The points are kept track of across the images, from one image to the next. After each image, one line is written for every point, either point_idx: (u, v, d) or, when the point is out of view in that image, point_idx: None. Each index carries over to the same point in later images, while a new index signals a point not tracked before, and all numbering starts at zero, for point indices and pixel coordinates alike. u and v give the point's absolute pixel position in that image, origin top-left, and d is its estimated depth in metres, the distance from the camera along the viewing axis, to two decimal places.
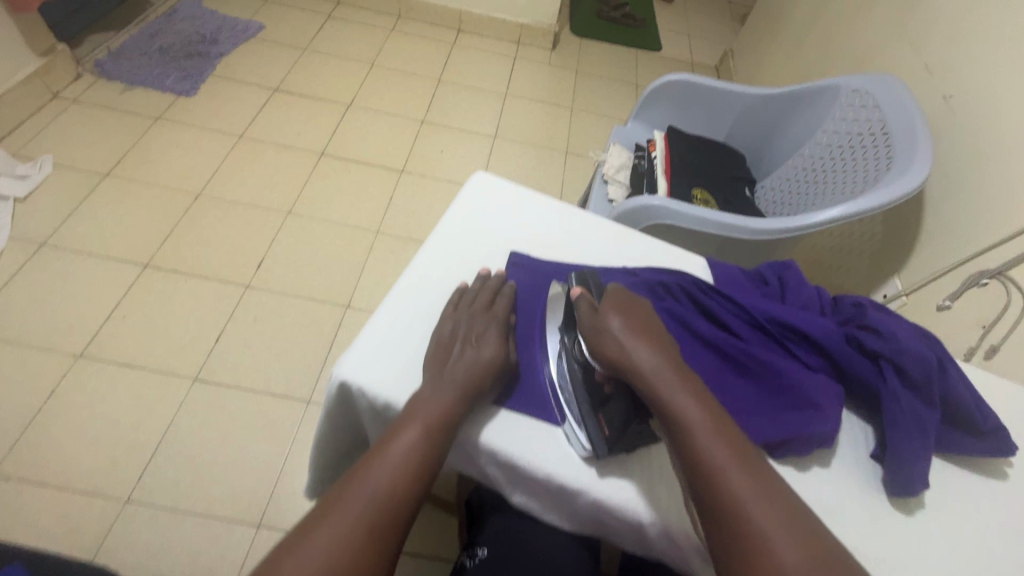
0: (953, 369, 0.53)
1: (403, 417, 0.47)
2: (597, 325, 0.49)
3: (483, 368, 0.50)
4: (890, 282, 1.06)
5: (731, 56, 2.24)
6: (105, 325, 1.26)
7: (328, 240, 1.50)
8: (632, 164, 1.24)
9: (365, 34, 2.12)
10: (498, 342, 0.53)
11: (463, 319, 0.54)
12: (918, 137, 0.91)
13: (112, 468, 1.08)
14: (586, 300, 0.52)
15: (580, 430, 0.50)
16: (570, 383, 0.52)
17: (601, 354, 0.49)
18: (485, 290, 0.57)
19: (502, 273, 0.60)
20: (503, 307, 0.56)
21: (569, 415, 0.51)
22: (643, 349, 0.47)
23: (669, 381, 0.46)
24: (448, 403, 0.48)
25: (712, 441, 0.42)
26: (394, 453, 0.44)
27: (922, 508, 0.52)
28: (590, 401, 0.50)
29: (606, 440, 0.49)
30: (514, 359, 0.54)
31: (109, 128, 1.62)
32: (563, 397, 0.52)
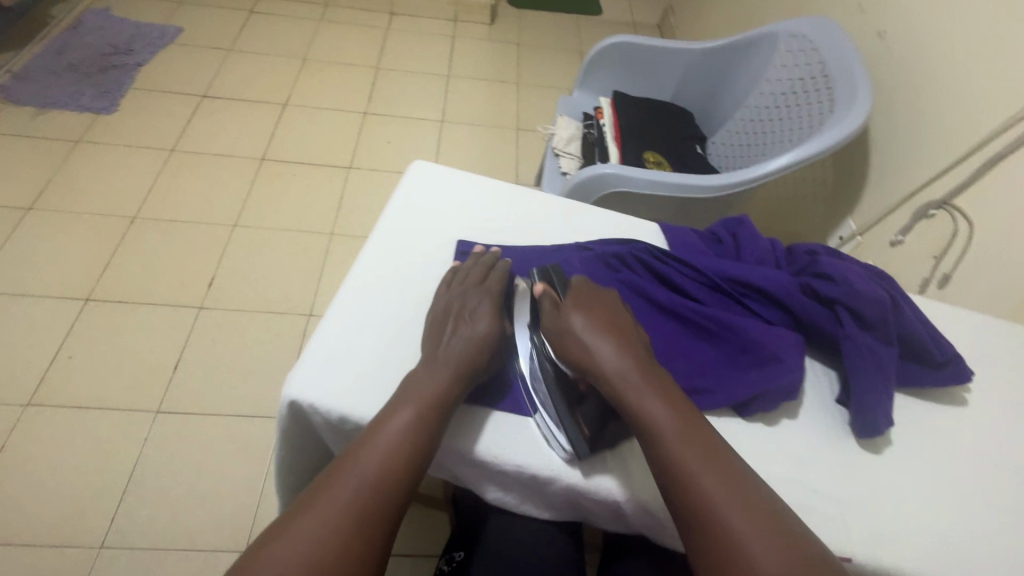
0: (906, 305, 0.54)
1: (394, 401, 0.46)
2: (561, 327, 0.48)
3: (477, 344, 0.49)
4: (844, 223, 1.07)
5: (671, 12, 2.22)
6: (51, 369, 1.18)
7: (281, 249, 1.44)
8: (582, 135, 1.21)
9: (293, 27, 2.02)
10: (494, 317, 0.51)
11: (456, 296, 0.53)
12: (857, 77, 0.91)
13: (81, 515, 1.03)
14: (549, 297, 0.51)
15: (558, 432, 0.48)
16: (543, 383, 0.49)
17: (567, 355, 0.48)
18: (477, 266, 0.56)
19: (496, 249, 0.59)
20: (498, 279, 0.55)
21: (542, 410, 0.49)
22: (607, 348, 0.46)
23: (635, 383, 0.45)
24: (442, 383, 0.47)
25: (684, 448, 0.42)
26: (383, 437, 0.43)
27: (890, 446, 0.52)
28: (563, 401, 0.48)
29: (586, 440, 0.47)
30: (511, 332, 0.53)
31: (26, 158, 1.51)
32: (539, 399, 0.49)
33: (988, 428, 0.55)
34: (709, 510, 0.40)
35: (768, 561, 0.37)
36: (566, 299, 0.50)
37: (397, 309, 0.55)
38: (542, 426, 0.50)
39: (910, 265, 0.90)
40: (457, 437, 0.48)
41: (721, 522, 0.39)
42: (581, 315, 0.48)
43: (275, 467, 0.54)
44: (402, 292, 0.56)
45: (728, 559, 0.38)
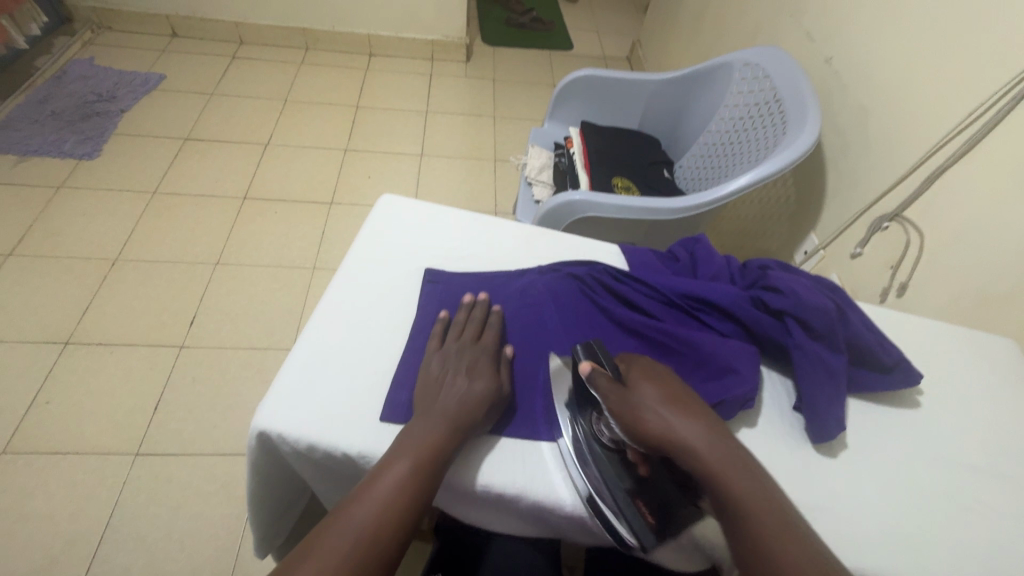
0: (852, 312, 0.56)
1: (394, 450, 0.46)
2: (628, 401, 0.45)
3: (475, 400, 0.49)
4: (807, 238, 1.11)
5: (639, 46, 2.32)
6: (27, 415, 1.17)
7: (262, 285, 1.45)
8: (553, 163, 1.26)
9: (274, 71, 2.08)
10: (491, 374, 0.52)
11: (452, 354, 0.54)
12: (806, 100, 0.96)
13: (56, 564, 1.00)
14: (602, 372, 0.48)
15: (619, 523, 0.44)
16: (596, 466, 0.47)
17: (639, 433, 0.44)
18: (472, 320, 0.57)
19: (488, 301, 0.59)
20: (493, 338, 0.55)
21: (602, 507, 0.46)
22: (674, 415, 0.44)
23: (721, 458, 0.42)
24: (442, 438, 0.46)
25: (733, 471, 0.42)
26: (384, 483, 0.43)
27: (846, 449, 0.54)
28: (626, 488, 0.45)
29: (651, 528, 0.44)
30: (508, 390, 0.53)
31: (6, 205, 1.52)
32: (592, 487, 0.46)
33: (941, 430, 0.57)
34: None
35: None
36: (626, 376, 0.48)
37: (365, 341, 0.56)
38: (511, 445, 0.51)
39: (870, 276, 0.93)
40: None
41: None
42: (654, 393, 0.46)
43: (248, 499, 0.55)
44: (371, 320, 0.58)
45: None
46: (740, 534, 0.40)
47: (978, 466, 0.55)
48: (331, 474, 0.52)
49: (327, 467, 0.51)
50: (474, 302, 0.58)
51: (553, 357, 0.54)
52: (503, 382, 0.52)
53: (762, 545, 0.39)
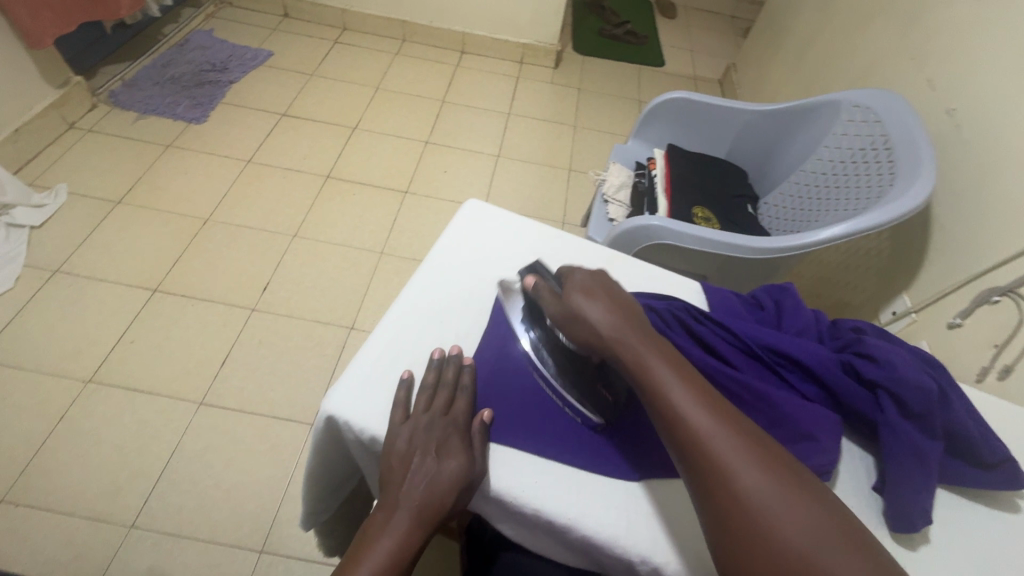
0: (954, 397, 0.51)
1: (352, 557, 0.45)
2: (565, 309, 0.51)
3: (445, 486, 0.47)
4: (898, 298, 1.03)
5: (734, 69, 2.25)
6: (113, 350, 1.28)
7: (332, 262, 1.51)
8: (632, 183, 1.24)
9: (371, 58, 2.16)
10: (463, 451, 0.48)
11: (421, 427, 0.49)
12: (921, 153, 0.89)
13: (118, 492, 1.09)
14: (545, 286, 0.54)
15: (582, 406, 0.53)
16: (555, 363, 0.54)
17: (576, 335, 0.50)
18: (443, 386, 0.52)
19: (463, 358, 0.55)
20: (465, 406, 0.52)
21: (567, 397, 0.53)
22: (598, 310, 0.49)
23: (639, 346, 0.47)
24: (409, 537, 0.45)
25: (653, 359, 0.46)
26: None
27: (928, 544, 0.49)
28: (578, 377, 0.53)
29: (609, 405, 0.53)
30: (483, 467, 0.49)
31: (123, 157, 1.67)
32: (554, 380, 0.54)
33: None
34: (729, 480, 0.40)
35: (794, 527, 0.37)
36: (564, 287, 0.53)
37: (432, 345, 0.57)
38: (564, 471, 0.51)
39: (968, 351, 0.85)
40: (487, 482, 0.49)
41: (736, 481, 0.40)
42: (581, 296, 0.51)
43: (306, 476, 0.57)
44: (443, 324, 0.59)
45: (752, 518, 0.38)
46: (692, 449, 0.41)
47: None
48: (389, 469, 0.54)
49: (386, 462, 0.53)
50: (451, 355, 0.55)
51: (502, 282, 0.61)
52: (476, 459, 0.49)
53: (716, 462, 0.40)
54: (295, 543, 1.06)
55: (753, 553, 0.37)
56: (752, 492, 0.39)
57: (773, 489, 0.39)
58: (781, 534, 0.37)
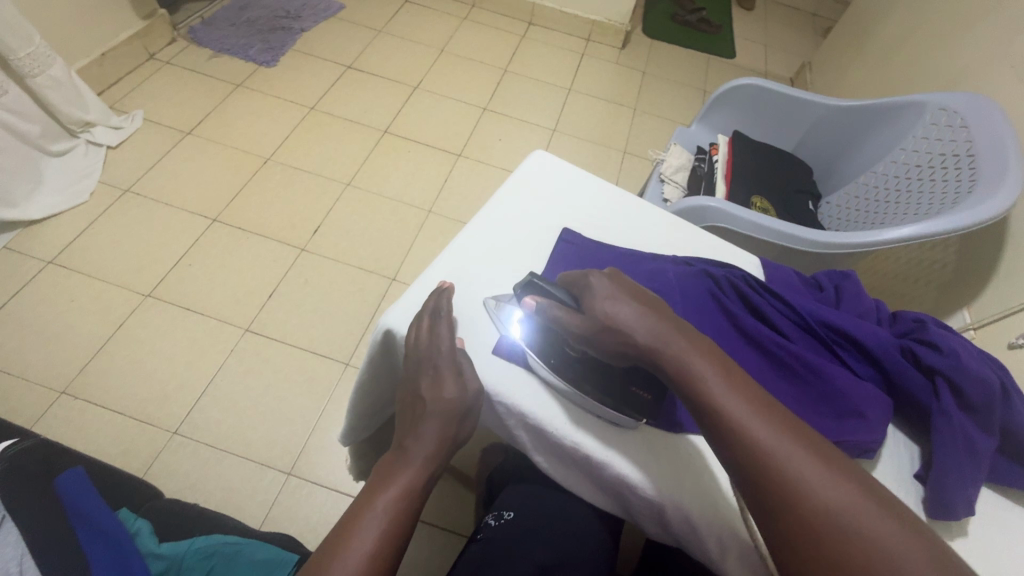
0: (1018, 398, 0.50)
1: (363, 500, 0.45)
2: (589, 319, 0.46)
3: (443, 417, 0.49)
4: (958, 314, 0.99)
5: (809, 68, 2.16)
6: (172, 270, 1.35)
7: (381, 214, 1.55)
8: (691, 167, 1.22)
9: (439, 21, 2.17)
10: (454, 376, 0.49)
11: (413, 359, 0.51)
12: (1008, 162, 0.84)
13: (166, 400, 1.17)
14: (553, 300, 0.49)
15: (620, 414, 0.50)
16: (581, 378, 0.50)
17: (611, 347, 0.46)
18: (425, 317, 0.52)
19: (448, 291, 0.54)
20: (447, 331, 0.51)
21: (604, 408, 0.50)
22: (627, 317, 0.45)
23: (678, 353, 0.43)
24: (422, 467, 0.48)
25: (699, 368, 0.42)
26: (360, 537, 0.42)
27: (967, 538, 0.48)
28: (602, 386, 0.50)
29: (648, 407, 0.50)
30: (477, 390, 0.50)
31: (196, 91, 1.74)
32: (585, 394, 0.50)
33: None
34: (801, 496, 0.36)
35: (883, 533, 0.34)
36: (577, 296, 0.48)
37: (487, 281, 0.58)
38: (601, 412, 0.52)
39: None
40: (526, 409, 0.51)
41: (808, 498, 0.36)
42: (605, 303, 0.46)
43: (356, 389, 0.60)
44: (502, 263, 0.60)
45: (836, 538, 0.34)
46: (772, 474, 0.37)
47: None
48: None
49: None
50: (441, 288, 0.54)
51: (488, 300, 0.56)
52: (469, 383, 0.50)
53: (785, 476, 0.37)
54: (321, 470, 1.11)
55: None
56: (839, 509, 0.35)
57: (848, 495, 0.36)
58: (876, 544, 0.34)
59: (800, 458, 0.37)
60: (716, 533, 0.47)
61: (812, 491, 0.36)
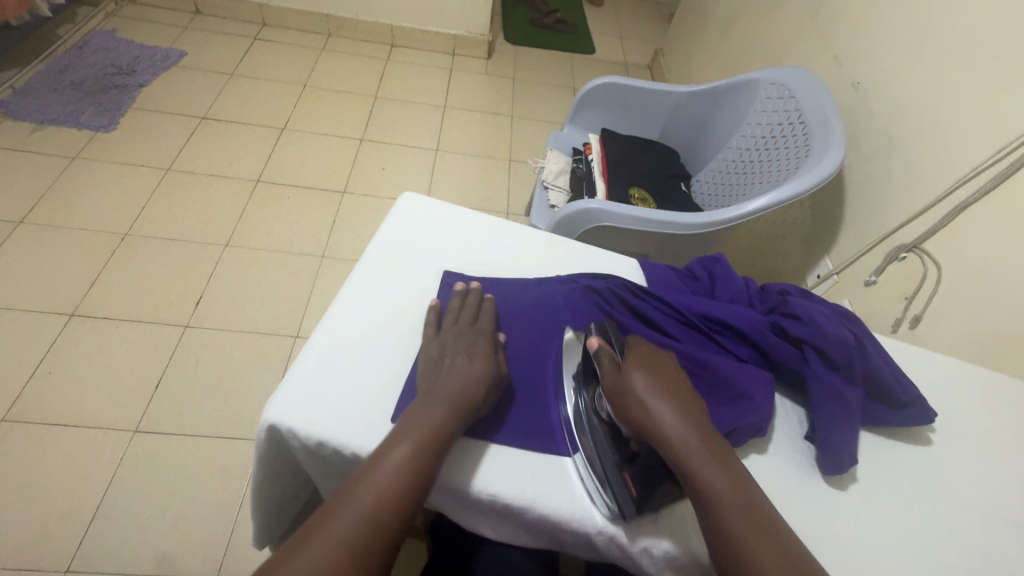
0: (870, 345, 0.56)
1: (393, 434, 0.46)
2: (622, 385, 0.47)
3: (475, 379, 0.50)
4: (821, 262, 1.10)
5: (662, 54, 2.31)
6: (29, 384, 1.17)
7: (270, 270, 1.44)
8: (571, 169, 1.25)
9: (295, 55, 2.07)
10: (488, 355, 0.52)
11: (448, 338, 0.54)
12: (831, 125, 0.95)
13: (49, 537, 1.00)
14: (606, 354, 0.50)
15: (603, 490, 0.48)
16: (592, 439, 0.50)
17: (622, 411, 0.47)
18: (466, 306, 0.57)
19: (479, 288, 0.60)
20: (488, 322, 0.57)
21: (591, 475, 0.49)
22: (655, 396, 0.46)
23: (698, 453, 0.44)
24: (444, 426, 0.46)
25: (711, 468, 0.43)
26: (386, 469, 0.43)
27: (855, 484, 0.53)
28: (613, 459, 0.48)
29: (633, 500, 0.46)
30: (506, 372, 0.53)
31: (21, 173, 1.52)
32: (585, 456, 0.50)
33: (953, 468, 0.56)
34: None
35: None
36: (626, 358, 0.49)
37: (373, 343, 0.55)
38: (518, 454, 0.51)
39: (883, 306, 0.92)
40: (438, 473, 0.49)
41: None
42: (637, 368, 0.47)
43: (252, 490, 0.55)
44: (386, 320, 0.57)
45: None
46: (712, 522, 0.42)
47: (996, 512, 0.53)
48: (339, 473, 0.52)
49: (334, 466, 0.51)
50: (467, 289, 0.59)
51: (568, 332, 0.58)
52: (499, 367, 0.53)
53: None
54: (252, 565, 1.02)
55: None
56: None
57: None
58: None
59: None
60: (643, 546, 0.48)
61: None
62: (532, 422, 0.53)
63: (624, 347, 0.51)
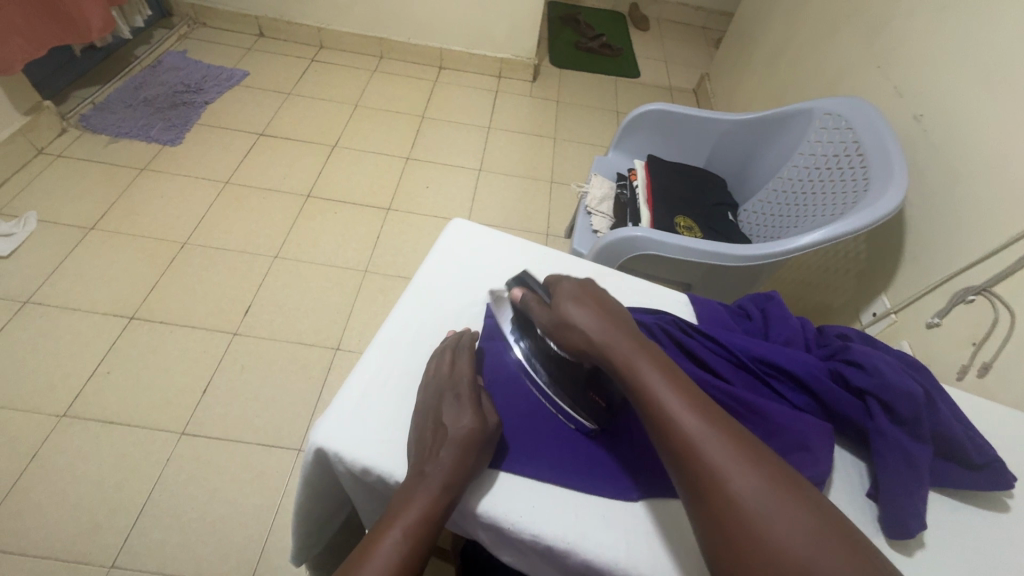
0: (940, 400, 0.52)
1: (384, 517, 0.44)
2: (554, 315, 0.52)
3: (462, 443, 0.46)
4: (877, 300, 1.05)
5: (708, 79, 2.30)
6: (89, 382, 1.23)
7: (316, 282, 1.49)
8: (614, 195, 1.25)
9: (348, 76, 2.16)
10: (473, 410, 0.49)
11: (431, 394, 0.51)
12: (892, 159, 0.91)
13: (97, 532, 1.05)
14: (535, 297, 0.55)
15: (574, 413, 0.54)
16: (544, 369, 0.55)
17: (563, 341, 0.52)
18: (447, 354, 0.54)
19: (464, 332, 0.58)
20: (468, 368, 0.53)
21: (559, 403, 0.54)
22: (583, 316, 0.51)
23: (625, 350, 0.48)
24: (437, 502, 0.44)
25: (636, 360, 0.47)
26: (377, 562, 0.41)
27: (922, 549, 0.49)
28: (572, 384, 0.54)
29: (602, 411, 0.54)
30: (495, 422, 0.50)
31: (95, 182, 1.63)
32: (546, 387, 0.55)
33: None
34: (716, 477, 0.40)
35: (774, 516, 0.37)
36: (552, 296, 0.55)
37: (419, 371, 0.56)
38: (561, 495, 0.50)
39: (947, 350, 0.87)
40: (480, 510, 0.49)
41: (719, 476, 0.40)
42: (569, 302, 0.52)
43: (297, 509, 0.56)
44: (429, 346, 0.58)
45: (738, 519, 0.38)
46: (646, 409, 0.45)
47: None
48: (380, 499, 0.52)
49: (378, 492, 0.51)
50: (458, 333, 0.57)
51: (492, 292, 0.62)
52: (486, 419, 0.49)
53: (709, 463, 0.41)
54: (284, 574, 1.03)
55: (753, 559, 0.37)
56: (750, 497, 0.38)
57: (764, 483, 0.39)
58: (777, 528, 0.37)
59: (731, 461, 0.40)
60: None
61: (728, 477, 0.40)
62: (570, 463, 0.52)
63: (549, 287, 0.56)
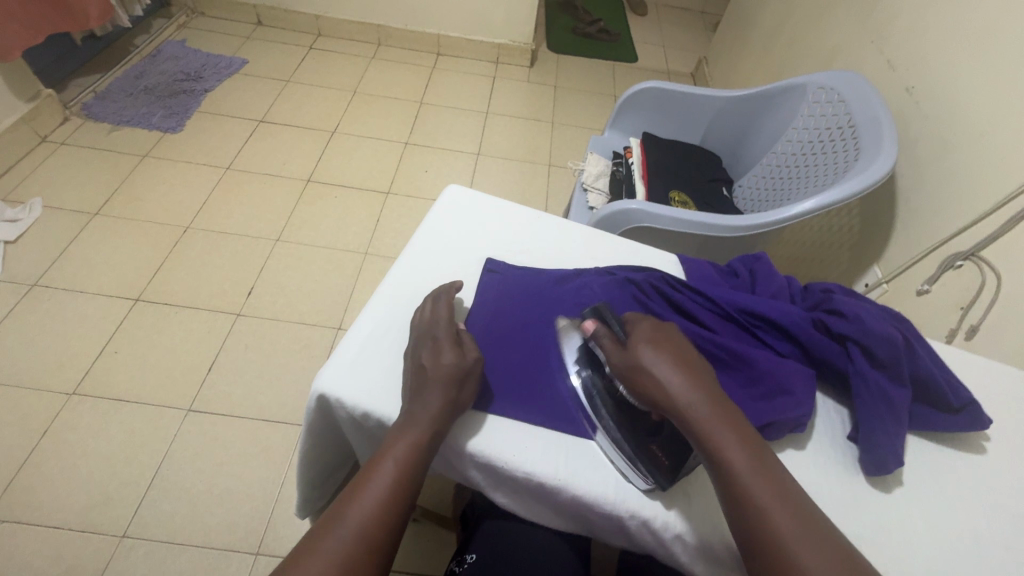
0: (919, 346, 0.54)
1: (379, 449, 0.46)
2: (631, 361, 0.48)
3: (445, 378, 0.49)
4: (870, 270, 1.07)
5: (706, 62, 2.30)
6: (96, 362, 1.26)
7: (317, 264, 1.51)
8: (610, 172, 1.26)
9: (346, 63, 2.17)
10: (454, 348, 0.51)
11: (417, 339, 0.53)
12: (883, 128, 0.93)
13: (108, 504, 1.07)
14: (609, 339, 0.52)
15: (633, 468, 0.50)
16: (605, 414, 0.51)
17: (636, 388, 0.48)
18: (429, 305, 0.56)
19: (450, 282, 0.60)
20: (448, 314, 0.55)
21: (619, 456, 0.51)
22: (667, 370, 0.47)
23: (708, 417, 0.45)
24: (426, 432, 0.46)
25: (721, 429, 0.44)
26: (373, 486, 0.43)
27: (901, 488, 0.51)
28: (637, 437, 0.50)
29: (664, 473, 0.49)
30: (476, 358, 0.52)
31: (97, 168, 1.65)
32: (607, 432, 0.51)
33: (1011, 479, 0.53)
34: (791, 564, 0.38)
35: None
36: (629, 338, 0.51)
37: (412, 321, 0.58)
38: (548, 435, 0.53)
39: (936, 315, 0.88)
40: (471, 450, 0.51)
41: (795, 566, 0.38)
42: (646, 346, 0.49)
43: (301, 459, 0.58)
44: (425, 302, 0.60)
45: None
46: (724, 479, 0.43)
47: None
48: (378, 444, 0.55)
49: (377, 436, 0.54)
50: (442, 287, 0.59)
51: (561, 319, 0.58)
52: (467, 356, 0.51)
53: (790, 554, 0.39)
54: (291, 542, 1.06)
55: None
56: None
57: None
58: None
59: (810, 552, 0.39)
60: (675, 534, 0.49)
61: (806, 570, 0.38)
62: (560, 407, 0.54)
63: (625, 327, 0.52)
